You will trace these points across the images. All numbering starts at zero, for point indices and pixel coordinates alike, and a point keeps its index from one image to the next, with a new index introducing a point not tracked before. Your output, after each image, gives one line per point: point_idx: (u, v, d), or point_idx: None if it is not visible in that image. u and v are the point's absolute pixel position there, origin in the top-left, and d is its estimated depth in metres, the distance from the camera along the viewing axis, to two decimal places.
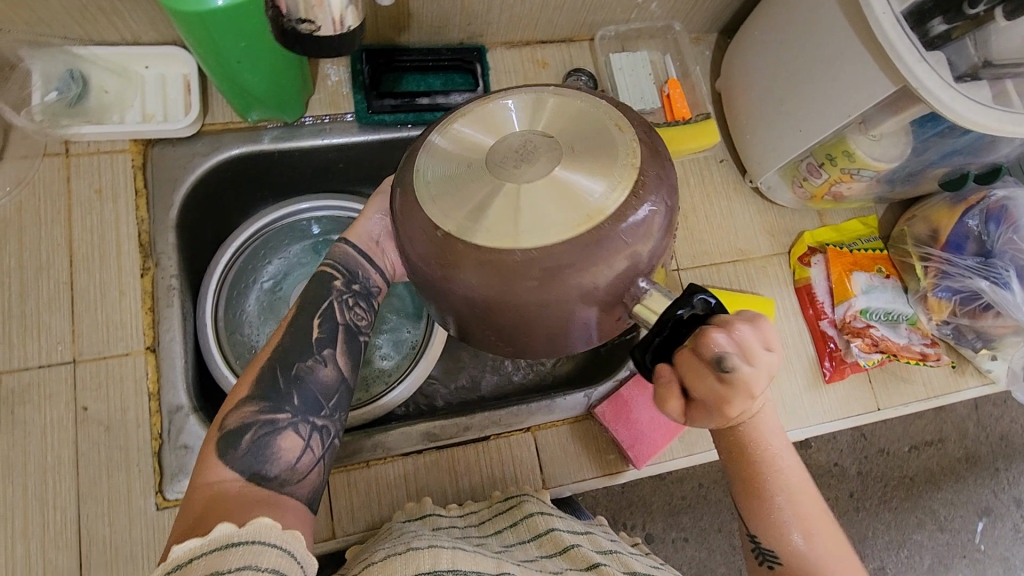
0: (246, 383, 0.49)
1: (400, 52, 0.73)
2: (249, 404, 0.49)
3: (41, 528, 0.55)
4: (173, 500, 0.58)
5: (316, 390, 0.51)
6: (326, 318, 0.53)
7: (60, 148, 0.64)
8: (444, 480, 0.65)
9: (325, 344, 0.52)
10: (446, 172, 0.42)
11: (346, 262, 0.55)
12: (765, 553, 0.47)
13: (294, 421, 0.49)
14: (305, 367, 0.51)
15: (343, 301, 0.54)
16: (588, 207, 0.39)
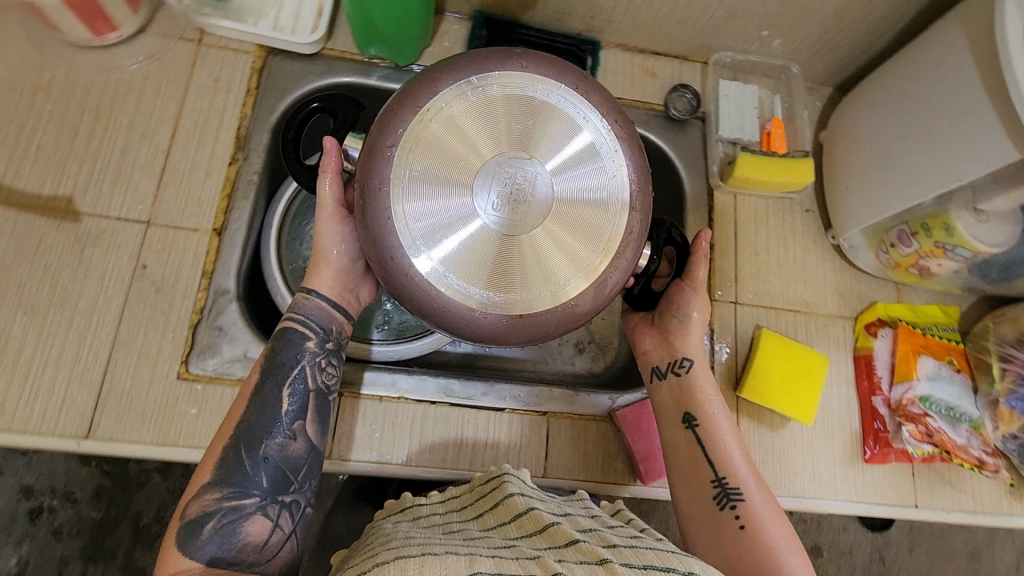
0: (209, 470, 0.51)
1: (520, 27, 0.75)
2: (211, 491, 0.51)
3: (73, 362, 0.58)
4: (194, 373, 0.59)
5: (283, 466, 0.54)
6: (296, 385, 0.56)
7: (195, 35, 0.69)
8: (448, 437, 0.64)
9: (297, 417, 0.55)
10: (443, 230, 0.47)
11: (316, 317, 0.59)
12: (729, 495, 0.56)
13: (262, 503, 0.52)
14: (275, 444, 0.54)
15: (316, 361, 0.57)
16: (578, 235, 0.48)
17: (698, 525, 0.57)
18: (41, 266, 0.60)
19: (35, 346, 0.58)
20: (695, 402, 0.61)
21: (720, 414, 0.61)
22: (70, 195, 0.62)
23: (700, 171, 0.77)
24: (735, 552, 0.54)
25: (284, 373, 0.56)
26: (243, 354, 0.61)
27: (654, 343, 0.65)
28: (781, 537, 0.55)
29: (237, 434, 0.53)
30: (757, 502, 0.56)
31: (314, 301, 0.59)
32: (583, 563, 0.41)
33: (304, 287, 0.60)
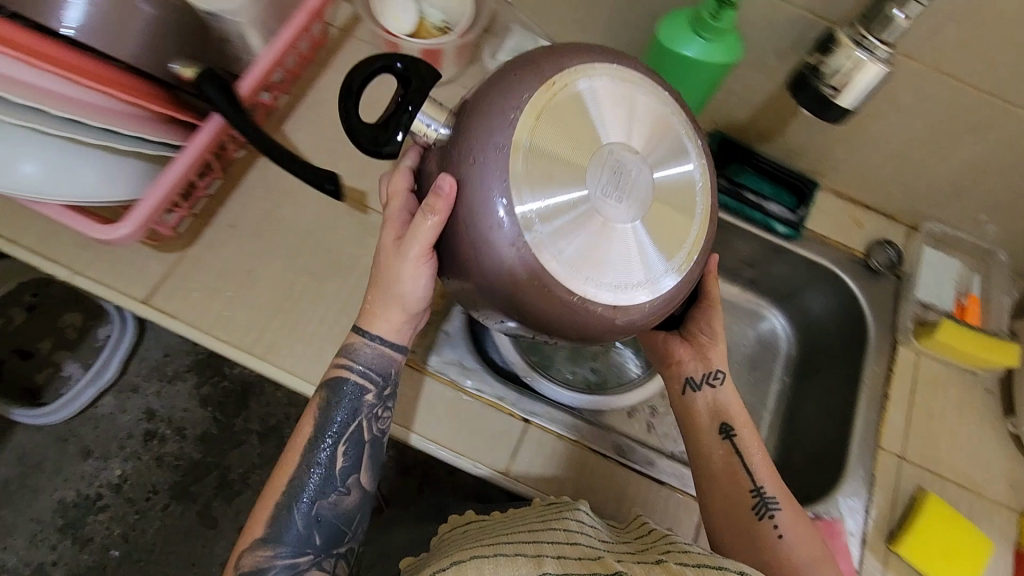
0: (260, 528, 0.56)
1: (755, 155, 0.84)
2: (263, 547, 0.56)
3: (330, 324, 0.69)
4: (417, 363, 0.70)
5: (336, 520, 0.58)
6: (352, 438, 0.59)
7: None
8: (611, 493, 0.68)
9: (350, 471, 0.59)
10: (549, 199, 0.45)
11: (370, 363, 0.59)
12: (767, 504, 0.61)
13: (316, 559, 0.57)
14: (332, 499, 0.58)
15: (372, 414, 0.60)
16: (670, 228, 0.48)
17: (735, 532, 0.61)
18: (328, 240, 0.73)
19: (307, 302, 0.70)
20: (726, 409, 0.65)
21: (750, 423, 0.65)
22: (367, 192, 0.76)
23: (888, 324, 0.81)
24: (776, 557, 0.59)
25: (333, 429, 0.58)
26: (458, 361, 0.71)
27: (688, 353, 0.66)
28: (813, 553, 0.60)
29: (288, 492, 0.57)
30: (789, 509, 0.61)
31: (372, 346, 0.59)
32: (641, 566, 0.46)
33: (362, 331, 0.59)
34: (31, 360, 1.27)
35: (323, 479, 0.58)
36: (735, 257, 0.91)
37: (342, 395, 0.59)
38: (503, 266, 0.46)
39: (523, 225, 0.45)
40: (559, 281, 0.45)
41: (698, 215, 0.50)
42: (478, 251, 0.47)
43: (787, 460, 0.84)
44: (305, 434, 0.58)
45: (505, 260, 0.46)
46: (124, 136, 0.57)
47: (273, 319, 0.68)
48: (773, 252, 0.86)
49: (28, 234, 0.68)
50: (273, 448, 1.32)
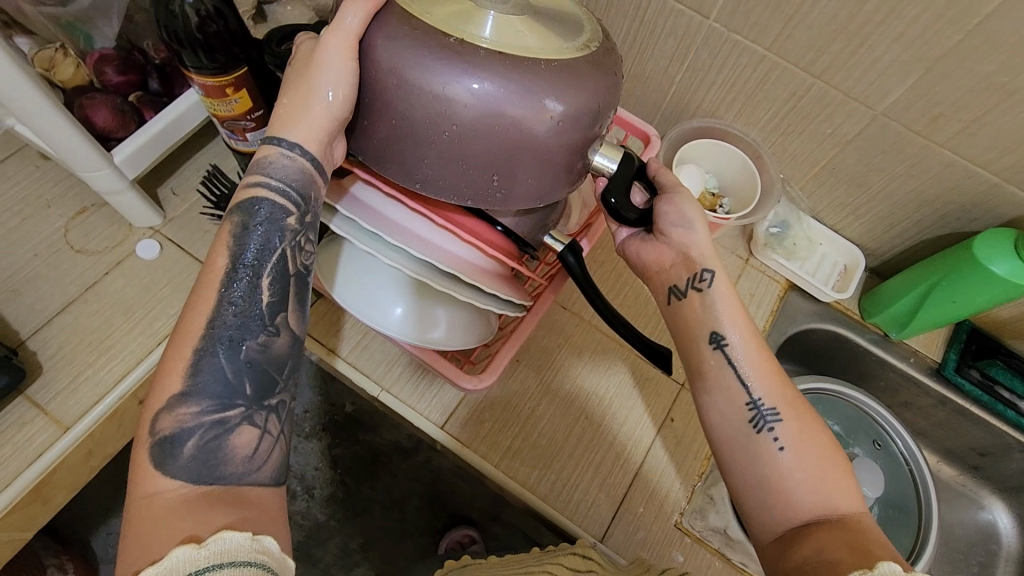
0: (177, 380, 0.44)
1: (1007, 351, 0.84)
2: (184, 403, 0.43)
3: (604, 474, 0.72)
4: (687, 527, 0.70)
5: (265, 365, 0.46)
6: (275, 268, 0.47)
7: (745, 254, 0.88)
8: None
9: (278, 309, 0.47)
10: (466, 18, 0.48)
11: (288, 177, 0.48)
12: (767, 418, 0.54)
13: (247, 413, 0.45)
14: (257, 342, 0.46)
15: (296, 243, 0.49)
16: (559, 19, 0.51)
17: (736, 458, 0.55)
18: (598, 386, 0.77)
19: (581, 449, 0.73)
20: (717, 319, 0.59)
21: (750, 326, 0.58)
22: None
23: None
24: (771, 474, 0.52)
25: (250, 257, 0.47)
26: (722, 529, 0.72)
27: (672, 259, 0.62)
28: (814, 467, 0.52)
29: (209, 332, 0.44)
30: (788, 413, 0.54)
31: (287, 157, 0.49)
32: None
33: (272, 140, 0.49)
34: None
35: (245, 317, 0.46)
36: (963, 442, 0.89)
37: (262, 211, 0.48)
38: (437, 71, 0.46)
39: (469, 36, 0.47)
40: (470, 48, 0.46)
41: (583, 20, 0.53)
42: (404, 49, 0.46)
43: None
44: (219, 270, 0.47)
45: (429, 55, 0.46)
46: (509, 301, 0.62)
47: (551, 460, 0.72)
48: (1017, 451, 0.84)
49: (345, 346, 0.75)
50: (394, 522, 1.31)
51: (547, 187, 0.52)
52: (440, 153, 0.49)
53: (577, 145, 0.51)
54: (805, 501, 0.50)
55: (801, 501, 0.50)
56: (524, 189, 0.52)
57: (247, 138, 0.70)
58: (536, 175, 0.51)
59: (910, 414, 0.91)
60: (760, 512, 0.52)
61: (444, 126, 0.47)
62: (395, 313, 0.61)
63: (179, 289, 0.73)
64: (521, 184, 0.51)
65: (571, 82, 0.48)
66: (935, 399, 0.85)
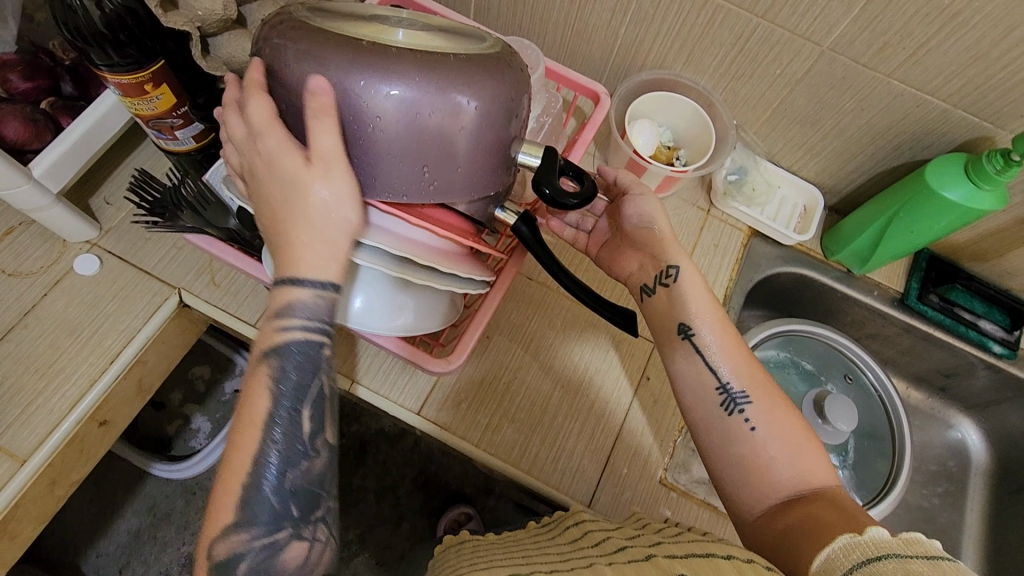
0: (224, 507, 0.46)
1: (965, 273, 0.85)
2: (234, 531, 0.46)
3: (587, 440, 0.72)
4: (672, 481, 0.72)
5: (305, 485, 0.49)
6: (310, 399, 0.49)
7: (706, 205, 0.87)
8: None
9: (316, 433, 0.50)
10: (373, 29, 0.50)
11: (316, 316, 0.49)
12: (737, 402, 0.57)
13: (292, 530, 0.48)
14: (297, 468, 0.48)
15: (329, 371, 0.51)
16: (462, 30, 0.55)
17: (712, 437, 0.57)
18: (572, 350, 0.76)
19: (562, 417, 0.73)
20: (686, 310, 0.61)
21: (711, 312, 0.61)
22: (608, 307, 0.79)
23: None
24: (747, 453, 0.55)
25: (291, 394, 0.49)
26: (705, 479, 0.75)
27: (638, 264, 0.65)
28: (785, 442, 0.54)
29: (254, 468, 0.46)
30: (756, 396, 0.57)
31: (316, 297, 0.49)
32: (632, 562, 0.45)
33: (291, 276, 0.49)
34: (162, 412, 1.28)
35: (287, 448, 0.48)
36: (930, 366, 0.92)
37: (295, 350, 0.49)
38: (364, 76, 0.47)
39: (380, 40, 0.49)
40: (380, 48, 0.48)
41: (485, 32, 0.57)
42: (325, 59, 0.47)
43: None
44: (259, 409, 0.48)
45: (350, 62, 0.47)
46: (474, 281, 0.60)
47: (534, 430, 0.72)
48: (981, 369, 0.87)
49: None
50: (388, 508, 1.30)
51: (479, 177, 0.54)
52: (369, 152, 0.49)
53: (502, 132, 0.53)
54: (781, 477, 0.53)
55: (778, 478, 0.53)
56: (455, 180, 0.53)
57: (176, 136, 0.66)
58: (467, 165, 0.52)
59: (877, 346, 0.93)
60: (739, 491, 0.54)
61: (367, 126, 0.48)
62: (355, 306, 0.58)
63: (126, 304, 0.70)
64: (453, 175, 0.52)
65: (484, 73, 0.50)
66: (902, 329, 0.87)
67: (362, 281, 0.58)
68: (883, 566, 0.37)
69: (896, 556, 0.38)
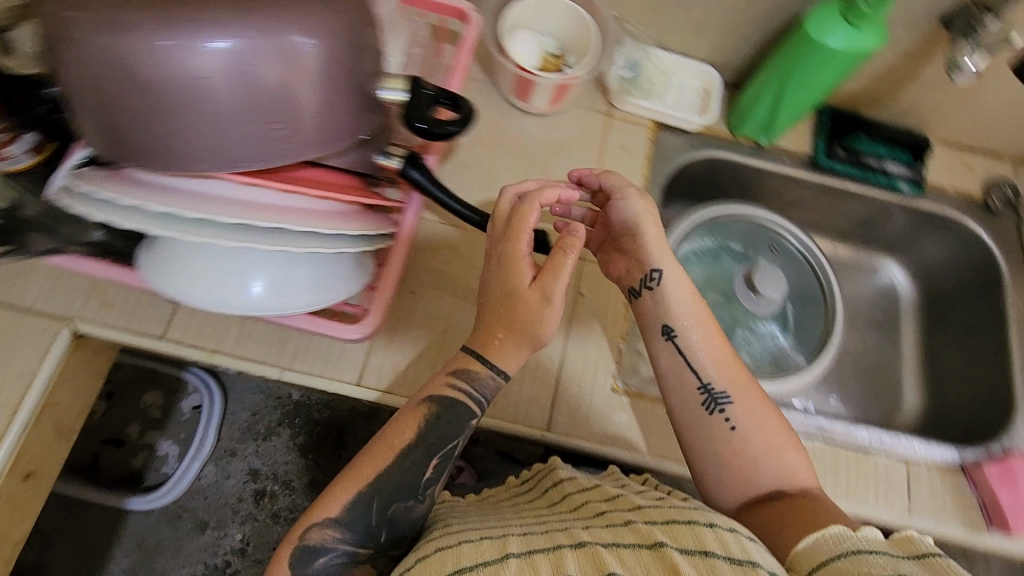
0: (336, 508, 0.58)
1: (865, 122, 0.87)
2: (331, 526, 0.57)
3: (534, 369, 0.72)
4: (623, 387, 0.73)
5: (402, 523, 0.59)
6: (443, 459, 0.62)
7: (606, 108, 0.84)
8: (826, 470, 0.72)
9: (430, 485, 0.61)
10: None
11: (488, 395, 0.63)
12: (716, 403, 0.62)
13: (373, 553, 0.58)
14: (402, 507, 0.59)
15: (463, 437, 0.63)
16: None
17: (694, 436, 0.62)
18: None
19: None
20: (667, 313, 0.65)
21: (691, 316, 0.64)
22: None
23: (1019, 256, 0.86)
24: (726, 451, 0.60)
25: (430, 448, 0.61)
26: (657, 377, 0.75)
27: (623, 268, 0.68)
28: (767, 443, 0.60)
29: (371, 489, 0.59)
30: (740, 402, 0.61)
31: (493, 378, 0.63)
32: (610, 530, 0.50)
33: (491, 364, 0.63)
34: (123, 446, 1.24)
35: (404, 487, 0.60)
36: (851, 219, 0.95)
37: (461, 424, 0.63)
38: (174, 33, 0.41)
39: None
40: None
41: None
42: (122, 21, 0.41)
43: (943, 402, 0.89)
44: (402, 440, 0.61)
45: (153, 20, 0.41)
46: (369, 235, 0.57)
47: None
48: (896, 211, 0.90)
49: (225, 338, 0.68)
50: None
51: (343, 124, 0.50)
52: (207, 120, 0.45)
53: (354, 69, 0.48)
54: (762, 477, 0.59)
55: (761, 476, 0.59)
56: (316, 132, 0.49)
57: (7, 152, 0.56)
58: (323, 112, 0.48)
59: (800, 211, 0.95)
60: (722, 483, 0.60)
61: (195, 90, 0.43)
62: (256, 290, 0.55)
63: (13, 348, 0.64)
64: (312, 127, 0.48)
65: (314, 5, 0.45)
66: (818, 189, 0.89)
67: (255, 263, 0.54)
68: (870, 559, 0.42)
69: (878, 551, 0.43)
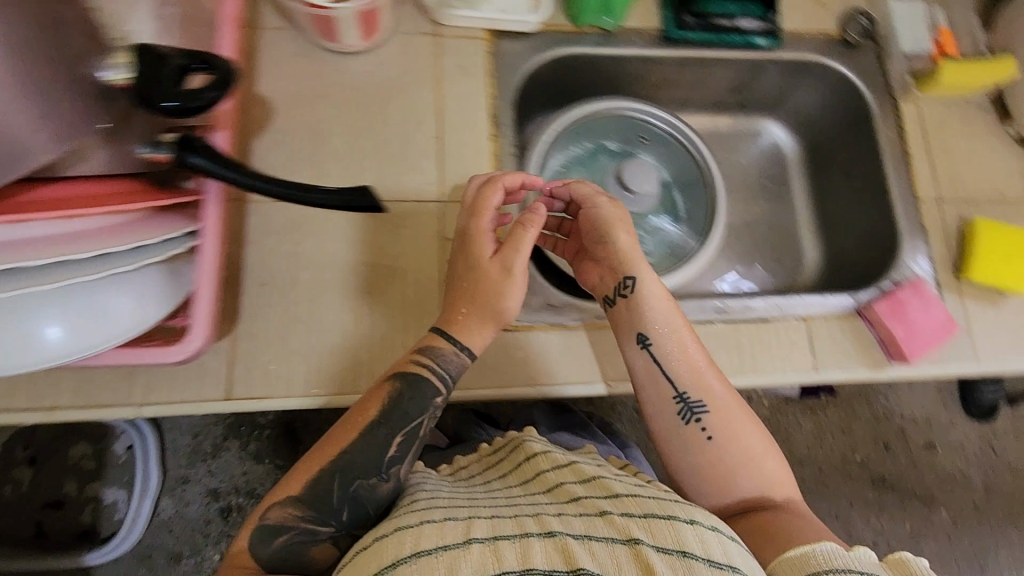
0: (299, 485, 0.56)
1: None
2: (293, 506, 0.56)
3: (415, 331, 0.67)
4: (514, 324, 0.69)
5: (364, 503, 0.57)
6: (408, 434, 0.60)
7: (432, 28, 0.75)
8: (730, 350, 0.72)
9: (395, 462, 0.59)
10: None
11: (453, 370, 0.62)
12: (693, 410, 0.61)
13: (335, 533, 0.56)
14: (365, 484, 0.57)
15: (432, 413, 0.62)
16: None
17: (671, 447, 0.62)
18: (360, 254, 0.68)
19: (380, 323, 0.66)
20: (647, 321, 0.64)
21: (671, 327, 0.64)
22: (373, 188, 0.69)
23: (884, 87, 0.84)
24: (701, 461, 0.60)
25: (398, 427, 0.60)
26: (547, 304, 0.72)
27: (599, 276, 0.67)
28: (743, 455, 0.60)
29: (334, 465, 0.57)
30: (721, 411, 0.61)
31: (456, 355, 0.62)
32: (582, 518, 0.47)
33: (457, 341, 0.62)
34: (65, 507, 1.15)
35: (369, 463, 0.58)
36: (720, 88, 0.91)
37: (425, 402, 0.61)
38: None
39: None
40: None
41: None
42: None
43: (838, 250, 0.90)
44: (368, 416, 0.60)
45: None
46: (155, 243, 0.48)
47: (357, 350, 0.66)
48: (761, 68, 0.86)
49: (63, 391, 0.60)
50: None
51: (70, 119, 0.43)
52: None
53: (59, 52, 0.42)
54: (741, 486, 0.59)
55: (739, 487, 0.59)
56: (38, 134, 0.42)
57: None
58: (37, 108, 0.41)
59: (668, 91, 0.90)
60: (698, 487, 0.60)
61: None
62: (49, 333, 0.45)
63: None
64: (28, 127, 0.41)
65: None
66: (679, 64, 0.84)
67: (38, 305, 0.44)
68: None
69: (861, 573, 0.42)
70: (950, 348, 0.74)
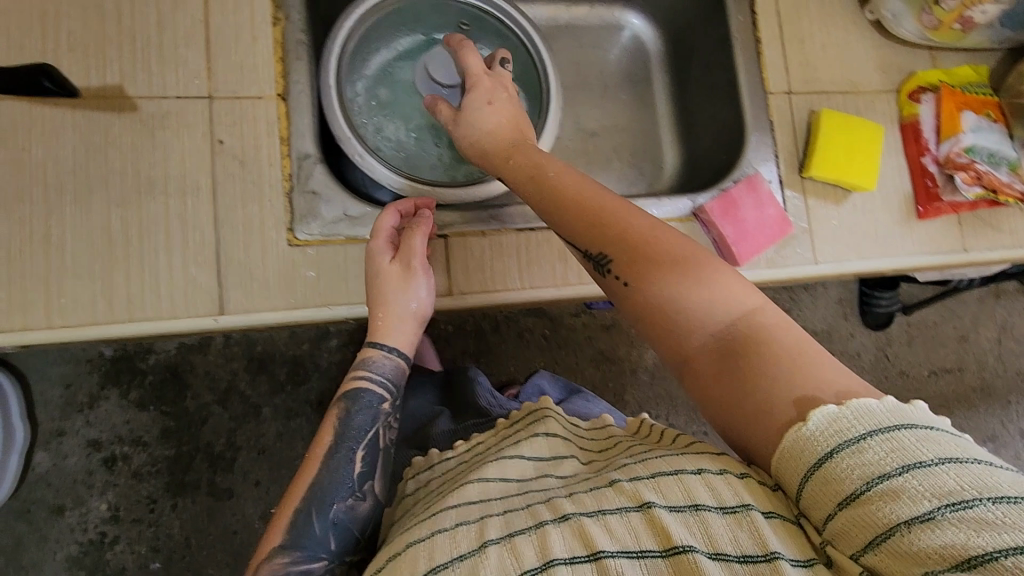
0: (279, 532, 0.53)
1: None
2: (280, 553, 0.52)
3: (184, 247, 0.58)
4: (303, 240, 0.60)
5: (351, 527, 0.55)
6: (366, 446, 0.57)
7: None
8: (554, 258, 0.66)
9: (365, 478, 0.57)
10: None
11: (388, 371, 0.60)
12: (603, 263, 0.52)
13: (330, 565, 0.53)
14: (343, 506, 0.55)
15: (387, 420, 0.60)
16: None
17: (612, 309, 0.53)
18: (109, 160, 0.58)
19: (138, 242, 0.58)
20: (528, 191, 0.58)
21: (546, 183, 0.56)
22: (121, 81, 0.59)
23: None
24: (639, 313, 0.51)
25: (353, 440, 0.57)
26: (343, 215, 0.62)
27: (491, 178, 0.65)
28: (675, 283, 0.49)
29: (310, 499, 0.54)
30: (628, 249, 0.51)
31: (387, 356, 0.60)
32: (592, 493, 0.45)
33: (376, 343, 0.60)
34: None
35: (340, 486, 0.55)
36: None
37: (375, 411, 0.58)
38: None
39: None
40: None
41: None
42: None
43: (696, 155, 0.85)
44: (322, 444, 0.57)
45: None
46: None
47: (113, 272, 0.57)
48: None
49: None
50: None
51: None
52: None
53: None
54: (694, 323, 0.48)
55: (696, 327, 0.47)
56: None
57: None
58: None
59: None
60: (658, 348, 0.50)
61: None
62: None
63: None
64: None
65: None
66: None
67: None
68: (903, 484, 0.34)
69: (878, 434, 0.36)
70: (787, 250, 0.71)
